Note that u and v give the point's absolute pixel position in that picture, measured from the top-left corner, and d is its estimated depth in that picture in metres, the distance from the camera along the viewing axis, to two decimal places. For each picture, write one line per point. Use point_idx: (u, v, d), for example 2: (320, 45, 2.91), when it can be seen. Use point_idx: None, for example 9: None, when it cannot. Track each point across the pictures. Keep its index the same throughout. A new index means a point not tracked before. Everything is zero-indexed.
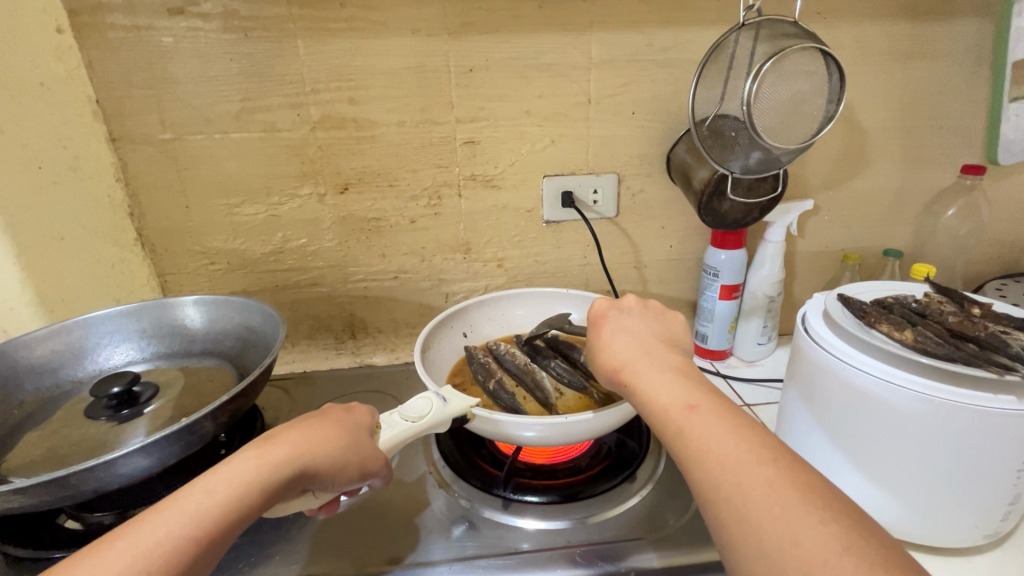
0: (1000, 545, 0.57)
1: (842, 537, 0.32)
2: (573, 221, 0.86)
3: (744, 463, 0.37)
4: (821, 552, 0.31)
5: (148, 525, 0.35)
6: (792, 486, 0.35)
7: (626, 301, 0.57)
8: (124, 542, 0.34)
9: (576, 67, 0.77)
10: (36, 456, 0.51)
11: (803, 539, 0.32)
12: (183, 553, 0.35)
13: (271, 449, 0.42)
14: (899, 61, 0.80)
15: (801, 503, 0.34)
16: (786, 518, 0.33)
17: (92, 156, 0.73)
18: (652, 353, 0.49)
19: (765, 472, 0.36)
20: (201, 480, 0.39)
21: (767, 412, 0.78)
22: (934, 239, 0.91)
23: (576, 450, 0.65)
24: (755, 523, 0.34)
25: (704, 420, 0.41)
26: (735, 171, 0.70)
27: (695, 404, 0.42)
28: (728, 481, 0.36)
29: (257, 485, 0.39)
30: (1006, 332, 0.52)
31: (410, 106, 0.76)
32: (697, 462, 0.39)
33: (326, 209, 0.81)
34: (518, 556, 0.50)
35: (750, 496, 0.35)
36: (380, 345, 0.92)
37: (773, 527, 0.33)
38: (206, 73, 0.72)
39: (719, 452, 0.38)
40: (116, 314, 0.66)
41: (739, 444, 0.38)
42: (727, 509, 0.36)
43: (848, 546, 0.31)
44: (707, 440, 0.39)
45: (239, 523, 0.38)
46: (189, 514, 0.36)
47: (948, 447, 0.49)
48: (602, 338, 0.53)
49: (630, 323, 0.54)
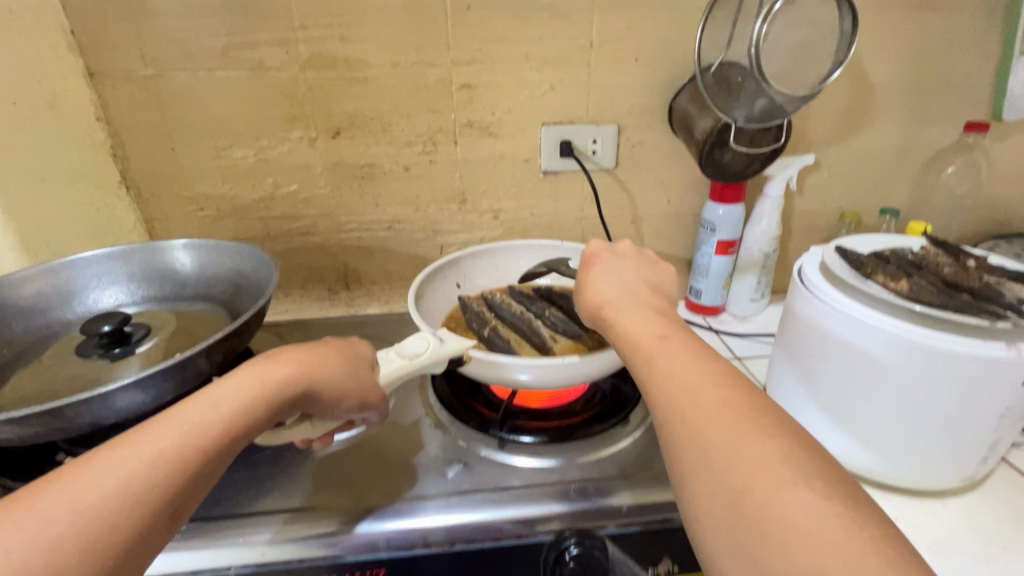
0: (975, 489, 0.59)
1: (782, 449, 0.32)
2: (571, 172, 0.85)
3: (702, 387, 0.37)
4: (761, 461, 0.32)
5: (151, 434, 0.35)
6: (744, 407, 0.35)
7: (620, 246, 0.56)
8: (127, 449, 0.34)
9: (577, 8, 0.73)
10: (28, 393, 0.51)
11: (747, 450, 0.32)
12: (190, 461, 0.35)
13: (275, 367, 0.42)
14: (911, 11, 0.77)
15: (750, 421, 0.34)
16: (735, 433, 0.34)
17: (69, 92, 0.70)
18: (636, 294, 0.48)
19: (722, 395, 0.36)
20: (203, 394, 0.38)
21: (757, 365, 0.79)
22: (932, 197, 0.91)
23: (570, 396, 0.66)
24: (701, 436, 0.34)
25: (675, 350, 0.41)
26: (739, 121, 0.68)
27: (667, 335, 0.43)
28: (682, 403, 0.37)
29: (261, 401, 0.39)
30: (1001, 284, 0.53)
31: (404, 46, 0.73)
32: (660, 387, 0.39)
33: (317, 154, 0.79)
34: (510, 491, 0.52)
35: (701, 415, 0.35)
36: (374, 297, 0.91)
37: (720, 440, 0.33)
38: (188, 4, 0.68)
39: (680, 377, 0.38)
40: (103, 256, 0.64)
41: (701, 371, 0.38)
42: (679, 428, 0.36)
43: (788, 458, 0.32)
44: (672, 366, 0.39)
45: (242, 437, 0.38)
46: (193, 424, 0.36)
47: (936, 391, 0.50)
48: (589, 276, 0.52)
49: (620, 266, 0.53)
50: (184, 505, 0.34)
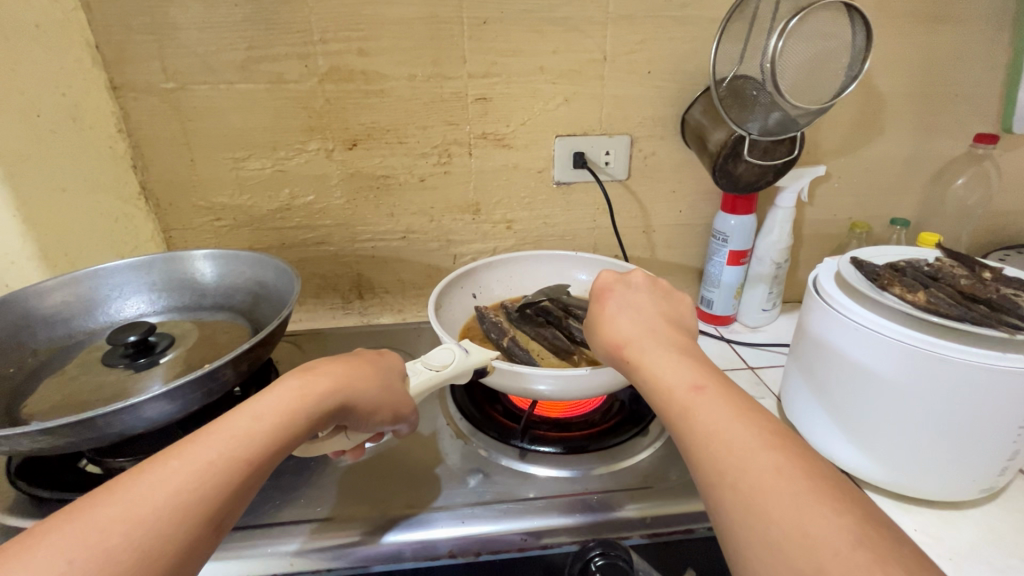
0: (993, 500, 0.59)
1: (855, 530, 0.30)
2: (584, 183, 0.86)
3: (751, 449, 0.35)
4: (833, 544, 0.29)
5: (198, 446, 0.35)
6: (802, 474, 0.33)
7: (633, 276, 0.54)
8: (176, 461, 0.34)
9: (592, 22, 0.74)
10: (56, 402, 0.51)
11: (814, 530, 0.30)
12: (235, 474, 0.35)
13: (313, 380, 0.42)
14: (920, 25, 0.78)
15: (811, 493, 0.32)
16: (795, 508, 0.31)
17: (92, 104, 0.71)
18: (657, 332, 0.47)
19: (774, 459, 0.34)
20: (246, 407, 0.39)
21: (771, 374, 0.80)
22: (942, 208, 0.91)
23: (588, 407, 0.67)
24: (760, 511, 0.32)
25: (712, 403, 0.38)
26: (753, 133, 0.69)
27: (702, 385, 0.40)
28: (731, 464, 0.34)
29: (302, 415, 0.40)
30: (1018, 295, 0.53)
31: (421, 59, 0.74)
32: (703, 446, 0.36)
33: (334, 165, 0.80)
34: (531, 502, 0.52)
35: (758, 484, 0.33)
36: (387, 306, 0.92)
37: (782, 518, 0.31)
38: (210, 19, 0.69)
39: (725, 436, 0.36)
40: (125, 267, 0.65)
41: (747, 429, 0.36)
42: (732, 497, 0.33)
43: (863, 541, 0.29)
44: (714, 423, 0.37)
45: (283, 450, 0.38)
46: (238, 437, 0.36)
47: (959, 406, 0.50)
48: (605, 312, 0.50)
49: (636, 299, 0.51)
50: (227, 518, 0.34)
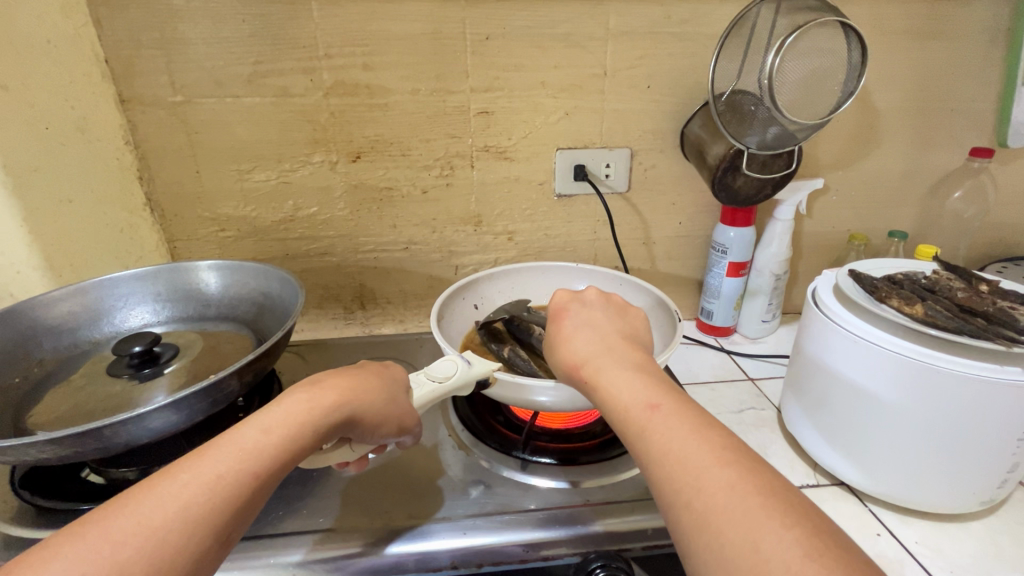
0: (994, 512, 0.59)
1: (803, 543, 0.30)
2: (585, 195, 0.87)
3: (705, 465, 0.35)
4: (783, 558, 0.29)
5: (208, 460, 0.36)
6: (753, 489, 0.33)
7: (587, 293, 0.54)
8: (188, 474, 0.35)
9: (593, 38, 0.76)
10: (62, 412, 0.52)
11: (765, 544, 0.30)
12: (244, 487, 0.35)
13: (320, 393, 0.43)
14: (914, 42, 0.79)
15: (762, 508, 0.32)
16: (746, 522, 0.31)
17: (100, 117, 0.72)
18: (615, 349, 0.47)
19: (729, 474, 0.34)
20: (254, 420, 0.39)
21: (771, 385, 0.80)
22: (939, 220, 0.92)
23: (588, 418, 0.67)
24: (715, 526, 0.32)
25: (667, 421, 0.38)
26: (751, 147, 0.70)
27: (657, 404, 0.40)
28: (689, 481, 0.35)
29: (310, 428, 0.40)
30: (1014, 308, 0.54)
31: (424, 74, 0.75)
32: (660, 465, 0.36)
33: (337, 177, 0.81)
34: (532, 514, 0.52)
35: (713, 500, 0.33)
36: (389, 316, 0.93)
37: (735, 532, 0.31)
38: (218, 34, 0.70)
39: (680, 455, 0.36)
40: (130, 278, 0.66)
41: (702, 444, 0.36)
42: (689, 515, 0.34)
43: (810, 552, 0.30)
44: (670, 441, 0.37)
45: (291, 463, 0.39)
46: (246, 450, 0.37)
47: (954, 418, 0.50)
48: (563, 331, 0.51)
49: (592, 317, 0.51)
50: (236, 530, 0.35)
